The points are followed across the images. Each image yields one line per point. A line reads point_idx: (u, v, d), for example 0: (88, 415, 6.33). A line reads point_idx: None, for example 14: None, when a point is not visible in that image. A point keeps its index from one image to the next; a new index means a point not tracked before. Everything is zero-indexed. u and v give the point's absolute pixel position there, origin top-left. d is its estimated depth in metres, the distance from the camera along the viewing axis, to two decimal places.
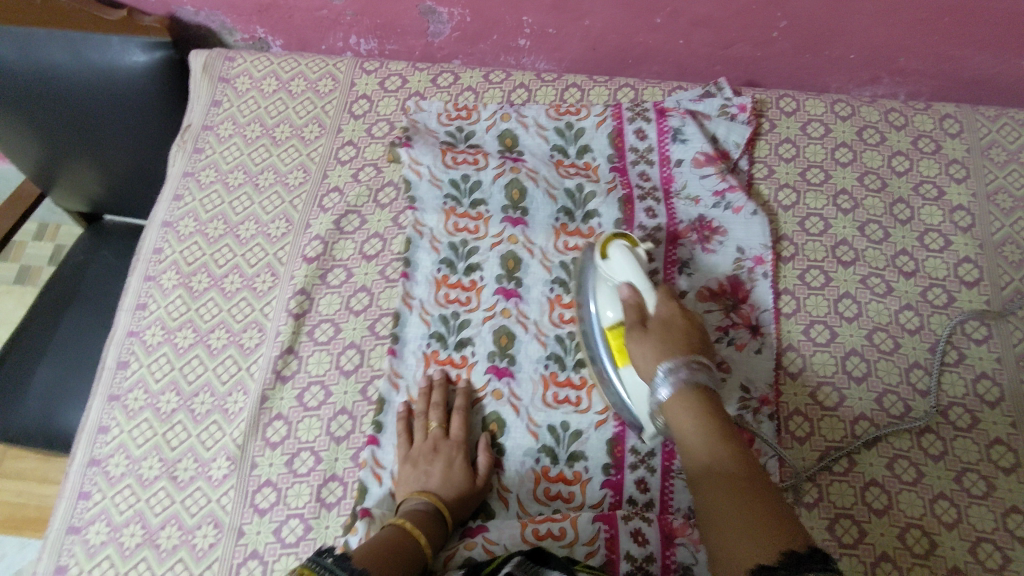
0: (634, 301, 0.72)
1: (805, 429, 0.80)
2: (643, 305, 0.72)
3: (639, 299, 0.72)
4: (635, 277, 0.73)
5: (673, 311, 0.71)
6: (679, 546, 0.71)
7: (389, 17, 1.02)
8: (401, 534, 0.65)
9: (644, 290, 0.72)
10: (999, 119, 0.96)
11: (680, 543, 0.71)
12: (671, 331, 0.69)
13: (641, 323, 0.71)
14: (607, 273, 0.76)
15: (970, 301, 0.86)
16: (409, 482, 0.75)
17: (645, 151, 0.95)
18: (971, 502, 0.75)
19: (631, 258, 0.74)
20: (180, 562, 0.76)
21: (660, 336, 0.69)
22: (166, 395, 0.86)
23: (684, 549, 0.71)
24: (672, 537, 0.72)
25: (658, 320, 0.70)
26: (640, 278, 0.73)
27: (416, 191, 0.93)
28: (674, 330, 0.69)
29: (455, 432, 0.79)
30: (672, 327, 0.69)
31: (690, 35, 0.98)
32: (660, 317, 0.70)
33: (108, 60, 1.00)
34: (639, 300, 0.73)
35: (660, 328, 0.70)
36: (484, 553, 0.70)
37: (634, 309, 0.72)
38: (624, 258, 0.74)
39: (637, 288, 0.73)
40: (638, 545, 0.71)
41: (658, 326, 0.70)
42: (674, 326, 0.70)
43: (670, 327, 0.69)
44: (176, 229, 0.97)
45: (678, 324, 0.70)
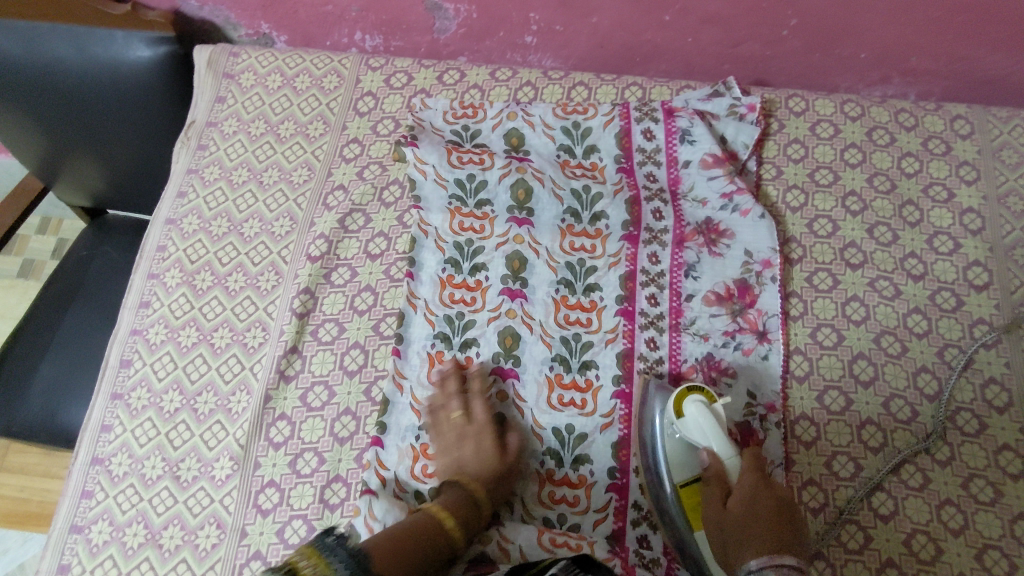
0: (714, 473, 0.70)
1: (811, 434, 0.80)
2: (724, 473, 0.70)
3: (719, 470, 0.70)
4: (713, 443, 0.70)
5: (755, 483, 0.67)
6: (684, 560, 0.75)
7: (395, 13, 1.01)
8: (431, 520, 0.64)
9: (725, 456, 0.70)
10: (1011, 121, 0.95)
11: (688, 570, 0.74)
12: (753, 509, 0.65)
13: (723, 500, 0.69)
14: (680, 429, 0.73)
15: (979, 305, 0.85)
16: (447, 469, 0.76)
17: (652, 152, 0.94)
18: (978, 508, 0.75)
19: (710, 419, 0.71)
20: (183, 562, 0.76)
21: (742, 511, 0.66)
22: (169, 395, 0.85)
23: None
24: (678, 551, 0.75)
25: (740, 498, 0.67)
26: (721, 442, 0.70)
27: (420, 190, 0.92)
28: (759, 511, 0.65)
29: (481, 415, 0.79)
30: (756, 502, 0.66)
31: (699, 34, 0.97)
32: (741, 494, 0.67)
33: (112, 55, 0.99)
34: (719, 470, 0.70)
35: (742, 508, 0.66)
36: (497, 551, 0.72)
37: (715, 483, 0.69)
38: (700, 418, 0.71)
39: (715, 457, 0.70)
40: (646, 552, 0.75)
41: (740, 503, 0.67)
42: (757, 508, 0.65)
43: (752, 506, 0.66)
44: (179, 226, 0.96)
45: (762, 499, 0.66)
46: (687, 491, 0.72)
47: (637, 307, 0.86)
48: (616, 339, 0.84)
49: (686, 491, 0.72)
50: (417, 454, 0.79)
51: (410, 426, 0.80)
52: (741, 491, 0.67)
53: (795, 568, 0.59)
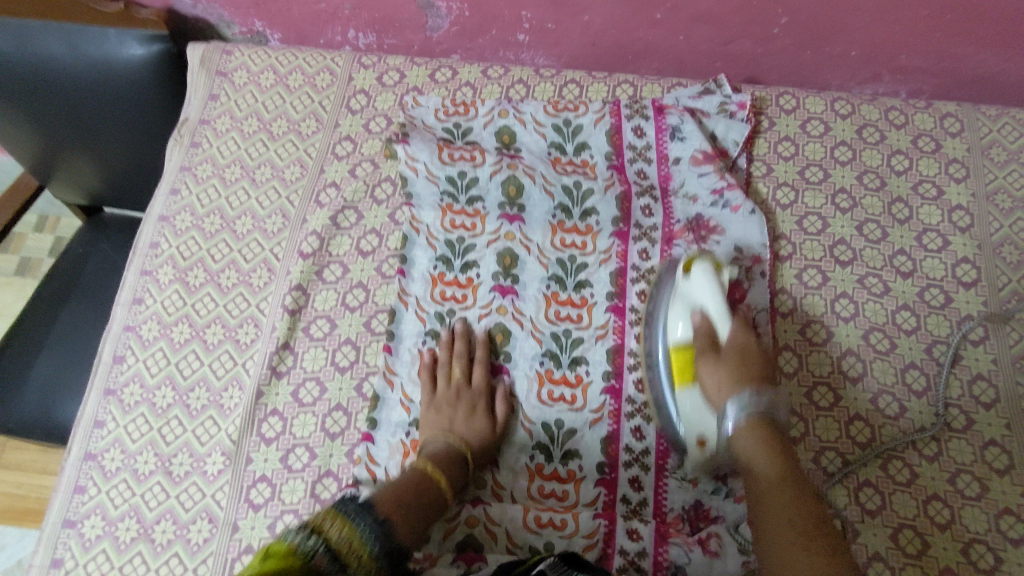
0: (707, 329, 0.74)
1: (799, 430, 0.80)
2: (716, 331, 0.74)
3: (713, 326, 0.74)
4: (714, 303, 0.75)
5: (747, 339, 0.72)
6: (672, 545, 0.73)
7: (387, 11, 1.02)
8: (424, 479, 0.68)
9: (720, 318, 0.74)
10: (1000, 118, 0.95)
11: (673, 542, 0.73)
12: (746, 357, 0.70)
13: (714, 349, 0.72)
14: (686, 292, 0.77)
15: (967, 302, 0.86)
16: (432, 424, 0.77)
17: (643, 149, 0.95)
18: (965, 503, 0.75)
19: (716, 284, 0.75)
20: (175, 556, 0.76)
21: (735, 359, 0.70)
22: (162, 390, 0.86)
23: (677, 547, 0.73)
24: (666, 536, 0.74)
25: (733, 345, 0.71)
26: (720, 305, 0.74)
27: (412, 188, 0.92)
28: (749, 358, 0.70)
29: (479, 381, 0.81)
30: (749, 354, 0.70)
31: (690, 31, 0.97)
32: (736, 343, 0.71)
33: (105, 53, 0.99)
34: (712, 327, 0.74)
35: (736, 356, 0.70)
36: (485, 532, 0.74)
37: (707, 337, 0.73)
38: (707, 280, 0.76)
39: (712, 316, 0.74)
40: (632, 541, 0.74)
41: (734, 353, 0.70)
42: (749, 356, 0.70)
43: (745, 353, 0.70)
44: (172, 223, 0.97)
45: (754, 355, 0.70)
46: (679, 350, 0.75)
47: (628, 303, 0.86)
48: (606, 335, 0.85)
49: (680, 350, 0.75)
50: (407, 450, 0.79)
51: (400, 422, 0.81)
52: (734, 341, 0.71)
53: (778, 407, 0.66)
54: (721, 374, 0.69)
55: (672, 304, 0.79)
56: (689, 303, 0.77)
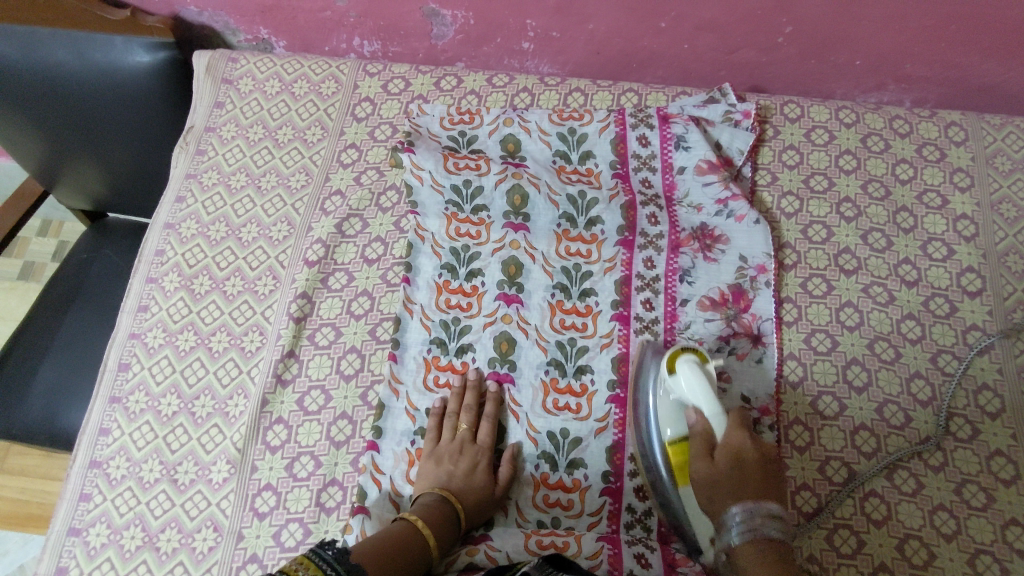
0: (701, 428, 0.71)
1: (804, 439, 0.80)
2: (710, 431, 0.71)
3: (706, 426, 0.71)
4: (704, 401, 0.70)
5: (742, 439, 0.69)
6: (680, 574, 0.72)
7: (393, 20, 1.02)
8: (408, 528, 0.67)
9: (712, 416, 0.70)
10: (1004, 128, 0.96)
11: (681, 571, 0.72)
12: (741, 463, 0.68)
13: (709, 454, 0.69)
14: (672, 387, 0.73)
15: (972, 312, 0.86)
16: (429, 479, 0.76)
17: (648, 158, 0.95)
18: (971, 513, 0.75)
19: (704, 378, 0.71)
20: (180, 565, 0.76)
21: (731, 466, 0.68)
22: (167, 398, 0.86)
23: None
24: (674, 566, 0.73)
25: (728, 449, 0.69)
26: (711, 403, 0.70)
27: (417, 196, 0.92)
28: (746, 464, 0.68)
29: (483, 438, 0.79)
30: (745, 459, 0.68)
31: (695, 40, 0.97)
32: (730, 447, 0.69)
33: (111, 60, 1.00)
34: (706, 426, 0.71)
35: (731, 462, 0.68)
36: (485, 559, 0.72)
37: (701, 438, 0.70)
38: (694, 377, 0.71)
39: (705, 413, 0.71)
40: (641, 567, 0.72)
41: (729, 456, 0.68)
42: (745, 462, 0.68)
43: (741, 459, 0.68)
44: (177, 230, 0.97)
45: (750, 458, 0.68)
46: (673, 449, 0.72)
47: (633, 312, 0.86)
48: (611, 344, 0.85)
49: (675, 448, 0.72)
50: (412, 458, 0.80)
51: (405, 431, 0.81)
52: (728, 442, 0.69)
53: (777, 521, 0.63)
54: (718, 486, 0.67)
55: (659, 399, 0.75)
56: (678, 398, 0.73)
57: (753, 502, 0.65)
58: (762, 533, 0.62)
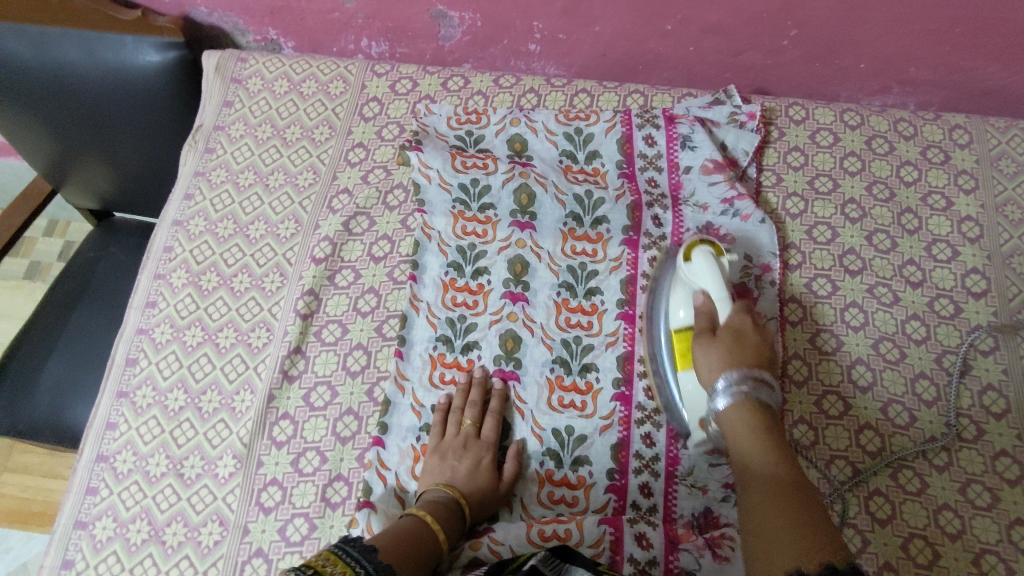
0: (706, 309, 0.72)
1: (809, 438, 0.80)
2: (715, 314, 0.72)
3: (710, 307, 0.72)
4: (714, 286, 0.73)
5: (744, 320, 0.70)
6: (683, 551, 0.71)
7: (401, 21, 1.03)
8: (417, 524, 0.67)
9: (719, 300, 0.72)
10: (1009, 131, 0.96)
11: (683, 549, 0.71)
12: (741, 337, 0.68)
13: (711, 330, 0.71)
14: (687, 275, 0.77)
15: (977, 313, 0.86)
16: (433, 474, 0.76)
17: (654, 158, 0.95)
18: (976, 513, 0.75)
19: (712, 266, 0.74)
20: (185, 558, 0.77)
21: (730, 339, 0.68)
22: (174, 393, 0.86)
23: (688, 553, 0.71)
24: (676, 542, 0.72)
25: (730, 327, 0.69)
26: (718, 288, 0.73)
27: (425, 195, 0.93)
28: (744, 338, 0.68)
29: (487, 433, 0.79)
30: (744, 334, 0.68)
31: (700, 43, 0.98)
32: (731, 326, 0.69)
33: (121, 59, 1.00)
34: (710, 309, 0.72)
35: (731, 335, 0.68)
36: (489, 554, 0.72)
37: (705, 316, 0.72)
38: (707, 264, 0.75)
39: (711, 297, 0.73)
40: (642, 549, 0.71)
41: (729, 331, 0.69)
42: (745, 335, 0.68)
43: (740, 333, 0.68)
44: (186, 227, 0.97)
45: (749, 333, 0.68)
46: (680, 335, 0.76)
47: (638, 311, 0.86)
48: (616, 342, 0.85)
49: (682, 334, 0.76)
50: (417, 455, 0.80)
51: (410, 427, 0.81)
52: (731, 322, 0.70)
53: (768, 386, 0.64)
54: (713, 358, 0.67)
55: (676, 291, 0.79)
56: (691, 286, 0.76)
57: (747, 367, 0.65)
58: (750, 392, 0.63)
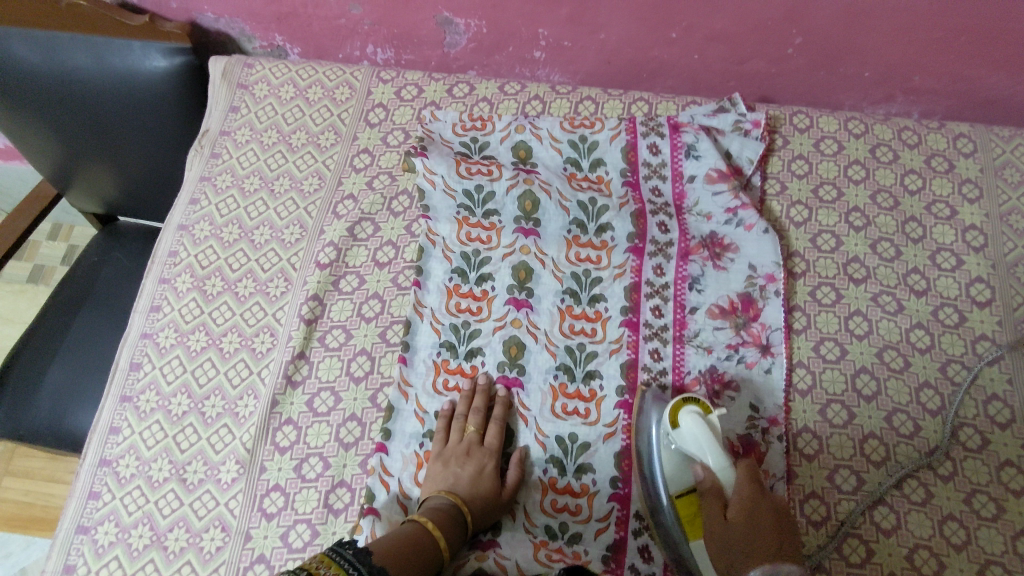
0: (711, 484, 0.70)
1: (814, 447, 0.80)
2: (720, 487, 0.70)
3: (715, 481, 0.70)
4: (710, 455, 0.69)
5: (752, 492, 0.68)
6: None
7: (407, 28, 1.03)
8: (419, 530, 0.67)
9: (719, 470, 0.69)
10: (1012, 140, 0.96)
11: None
12: (755, 519, 0.66)
13: (722, 510, 0.69)
14: (675, 439, 0.72)
15: (981, 322, 0.86)
16: (436, 481, 0.76)
17: (658, 166, 0.96)
18: (981, 524, 0.75)
19: (705, 431, 0.70)
20: (187, 564, 0.76)
21: (746, 524, 0.66)
22: (178, 397, 0.86)
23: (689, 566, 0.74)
24: None
25: (741, 507, 0.67)
26: (717, 457, 0.69)
27: (429, 201, 0.93)
28: (759, 521, 0.66)
29: (490, 440, 0.79)
30: (757, 514, 0.66)
31: (705, 51, 0.98)
32: (741, 502, 0.67)
33: (129, 65, 1.01)
34: (713, 482, 0.70)
35: (744, 518, 0.66)
36: (495, 566, 0.73)
37: (713, 494, 0.69)
38: (697, 430, 0.70)
39: (711, 467, 0.70)
40: (643, 561, 0.75)
41: (740, 512, 0.67)
42: (760, 518, 0.66)
43: (754, 517, 0.66)
44: (191, 232, 0.98)
45: (762, 510, 0.66)
46: (682, 500, 0.72)
47: (642, 318, 0.86)
48: (620, 350, 0.85)
49: (683, 501, 0.72)
50: (420, 461, 0.80)
51: (413, 433, 0.81)
52: (738, 498, 0.68)
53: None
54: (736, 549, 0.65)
55: (663, 452, 0.74)
56: (682, 452, 0.72)
57: (770, 565, 0.62)
58: None
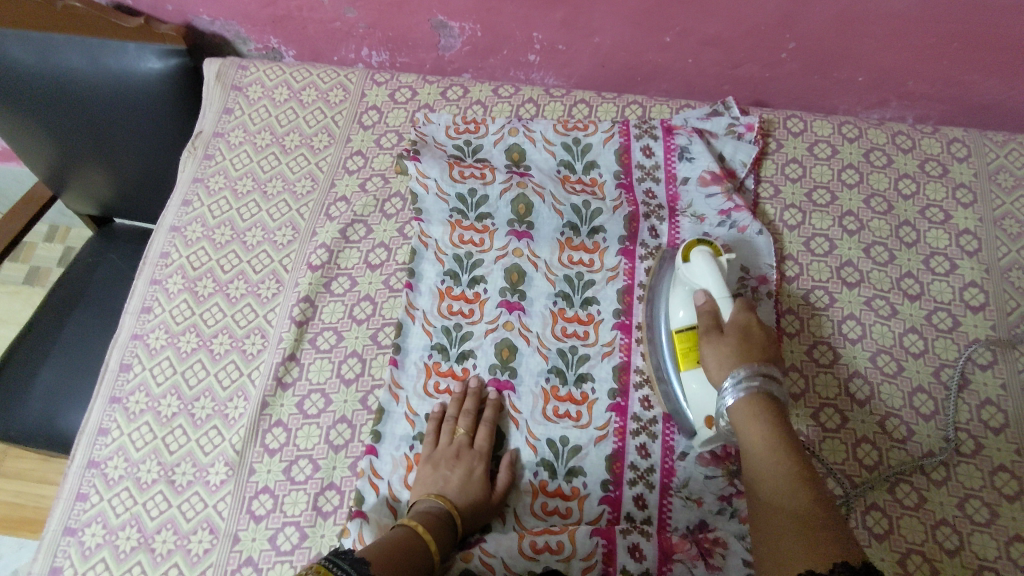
0: (709, 307, 0.73)
1: (806, 451, 0.79)
2: (719, 313, 0.72)
3: (714, 306, 0.73)
4: (714, 285, 0.74)
5: (749, 318, 0.71)
6: (677, 562, 0.71)
7: (401, 31, 1.03)
8: (409, 534, 0.66)
9: (720, 298, 0.73)
10: (1007, 145, 0.96)
11: (677, 559, 0.71)
12: (748, 335, 0.69)
13: (717, 328, 0.71)
14: (687, 275, 0.78)
15: (975, 326, 0.85)
16: (426, 485, 0.75)
17: (651, 168, 0.95)
18: (975, 529, 0.74)
19: (713, 268, 0.75)
20: (174, 567, 0.76)
21: (737, 338, 0.69)
22: (167, 399, 0.86)
23: (680, 564, 0.71)
24: (670, 553, 0.72)
25: (735, 323, 0.70)
26: (721, 288, 0.74)
27: (422, 203, 0.93)
28: (751, 336, 0.69)
29: (480, 442, 0.79)
30: (749, 330, 0.69)
31: (699, 55, 0.98)
32: (737, 322, 0.70)
33: (123, 66, 1.01)
34: (713, 308, 0.73)
35: (737, 334, 0.69)
36: (480, 565, 0.71)
37: (708, 314, 0.72)
38: (706, 264, 0.75)
39: (713, 295, 0.74)
40: (635, 561, 0.71)
41: (734, 328, 0.70)
42: (753, 334, 0.69)
43: (748, 331, 0.69)
44: (183, 233, 0.97)
45: (756, 331, 0.69)
46: (682, 334, 0.76)
47: (635, 321, 0.86)
48: (612, 352, 0.85)
49: (684, 334, 0.76)
50: (410, 464, 0.79)
51: (404, 436, 0.81)
52: (734, 319, 0.70)
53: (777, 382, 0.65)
54: (719, 355, 0.68)
55: (673, 292, 0.79)
56: (691, 288, 0.77)
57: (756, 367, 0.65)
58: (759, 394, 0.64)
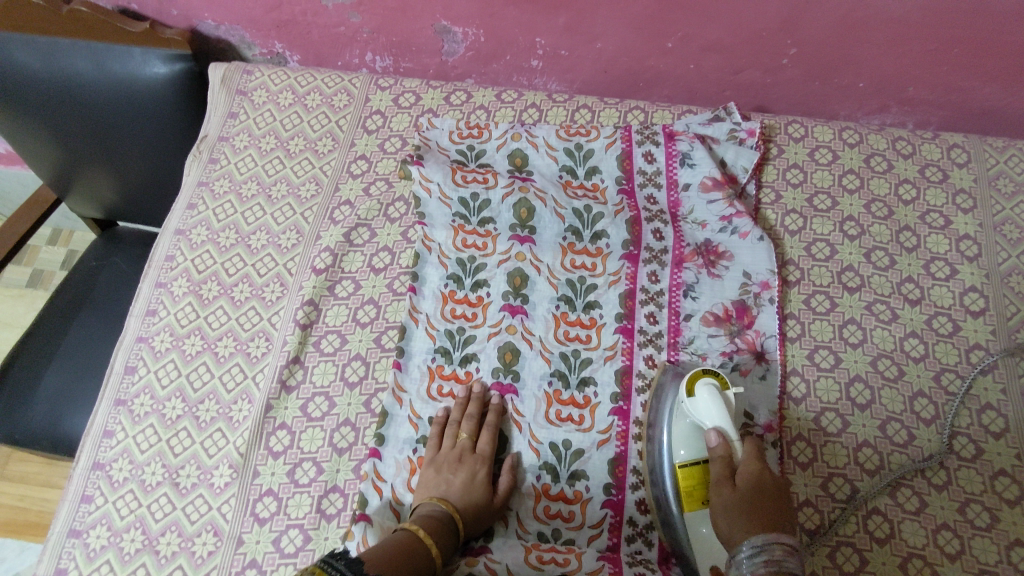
0: (720, 453, 0.71)
1: (807, 455, 0.80)
2: (728, 459, 0.70)
3: (724, 451, 0.71)
4: (722, 425, 0.72)
5: (761, 468, 0.69)
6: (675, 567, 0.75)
7: (404, 36, 1.04)
8: (411, 538, 0.66)
9: (731, 441, 0.71)
10: (1006, 151, 0.97)
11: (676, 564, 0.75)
12: (761, 489, 0.67)
13: (728, 480, 0.69)
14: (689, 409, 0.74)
15: (975, 331, 0.86)
16: (429, 488, 0.76)
17: (653, 174, 0.96)
18: (975, 533, 0.74)
19: (721, 403, 0.72)
20: (179, 569, 0.76)
21: (750, 495, 0.67)
22: (172, 402, 0.86)
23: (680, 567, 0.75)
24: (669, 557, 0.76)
25: (747, 475, 0.68)
26: (729, 428, 0.71)
27: (426, 208, 0.94)
28: (763, 491, 0.67)
29: (483, 446, 0.79)
30: (761, 481, 0.68)
31: (701, 61, 0.99)
32: (749, 473, 0.68)
33: (129, 71, 1.02)
34: (723, 453, 0.71)
35: (749, 487, 0.67)
36: (485, 570, 0.71)
37: (721, 460, 0.70)
38: (711, 399, 0.73)
39: (723, 437, 0.71)
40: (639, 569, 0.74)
41: (746, 478, 0.68)
42: (765, 489, 0.67)
43: (760, 484, 0.68)
44: (188, 237, 0.98)
45: (767, 485, 0.68)
46: (685, 472, 0.73)
47: (637, 325, 0.87)
48: (614, 357, 0.85)
49: (688, 472, 0.72)
50: (414, 467, 0.80)
51: (407, 439, 0.81)
52: (747, 469, 0.69)
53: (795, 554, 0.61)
54: (732, 510, 0.66)
55: (676, 421, 0.76)
56: (696, 424, 0.74)
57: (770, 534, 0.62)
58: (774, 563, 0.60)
